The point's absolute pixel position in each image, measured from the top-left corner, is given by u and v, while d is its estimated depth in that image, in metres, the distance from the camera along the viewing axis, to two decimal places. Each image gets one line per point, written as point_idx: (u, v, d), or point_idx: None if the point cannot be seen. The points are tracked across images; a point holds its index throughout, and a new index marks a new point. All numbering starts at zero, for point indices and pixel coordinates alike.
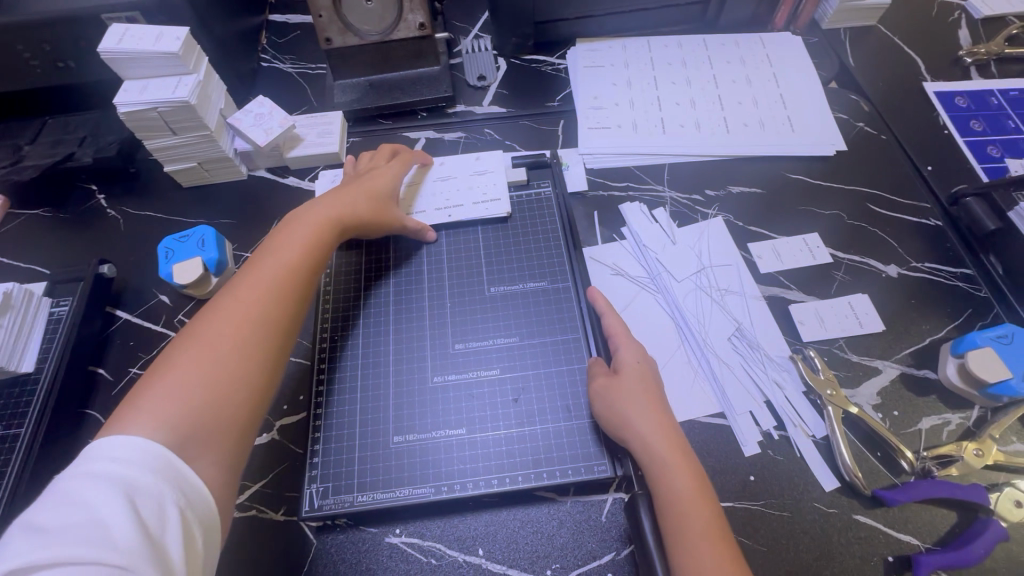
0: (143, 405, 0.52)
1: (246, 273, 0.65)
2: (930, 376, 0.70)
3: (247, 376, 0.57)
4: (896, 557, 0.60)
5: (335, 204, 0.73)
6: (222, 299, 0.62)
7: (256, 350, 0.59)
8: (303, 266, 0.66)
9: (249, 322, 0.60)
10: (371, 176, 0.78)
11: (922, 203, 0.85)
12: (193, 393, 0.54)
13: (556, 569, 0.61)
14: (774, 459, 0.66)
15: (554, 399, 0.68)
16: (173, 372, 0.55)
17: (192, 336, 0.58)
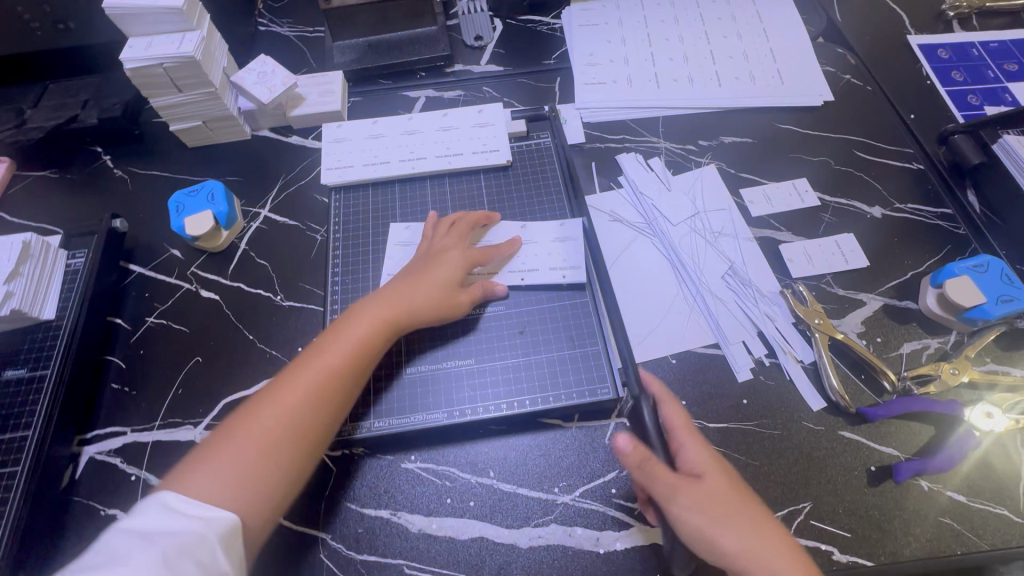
0: (201, 470, 0.54)
1: (315, 349, 0.63)
2: (911, 306, 0.74)
3: (276, 473, 0.56)
4: (877, 466, 0.64)
5: (404, 286, 0.68)
6: (287, 373, 0.61)
7: (288, 460, 0.57)
8: (349, 375, 0.62)
9: (304, 403, 0.59)
10: (436, 262, 0.71)
11: (905, 149, 0.89)
12: (241, 473, 0.54)
13: (564, 487, 0.65)
14: (765, 384, 0.70)
15: (558, 331, 0.72)
16: (232, 443, 0.56)
17: (248, 415, 0.58)
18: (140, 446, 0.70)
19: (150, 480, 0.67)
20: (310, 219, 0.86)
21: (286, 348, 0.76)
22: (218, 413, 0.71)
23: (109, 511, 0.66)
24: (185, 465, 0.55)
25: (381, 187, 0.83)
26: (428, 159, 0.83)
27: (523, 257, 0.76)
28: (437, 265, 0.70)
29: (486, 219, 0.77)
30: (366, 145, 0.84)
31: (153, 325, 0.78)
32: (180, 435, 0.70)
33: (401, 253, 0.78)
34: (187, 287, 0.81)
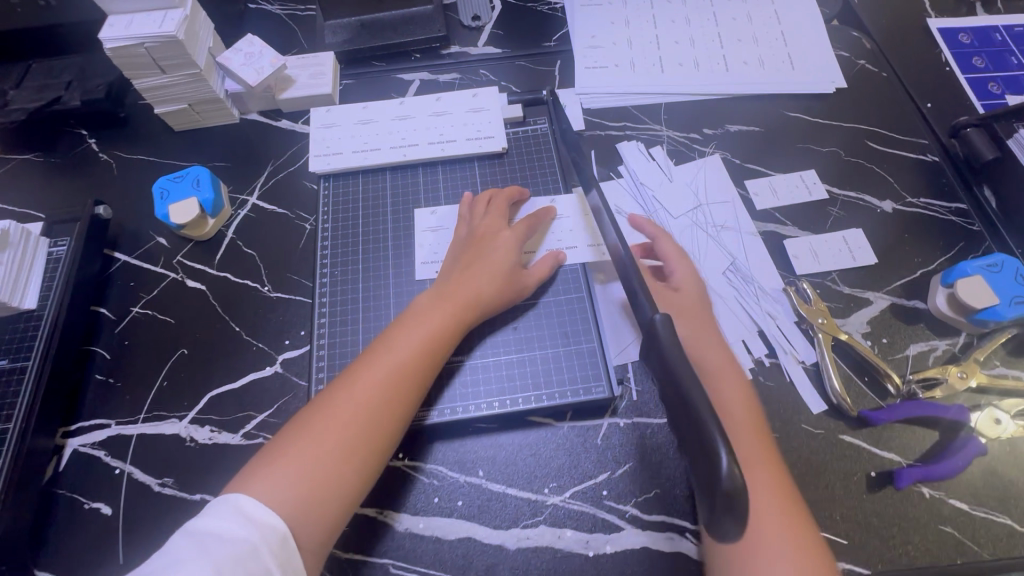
0: (274, 468, 0.53)
1: (380, 347, 0.62)
2: (920, 306, 0.72)
3: (354, 466, 0.55)
4: (878, 472, 0.62)
5: (463, 278, 0.67)
6: (356, 371, 0.60)
7: (366, 451, 0.56)
8: (420, 364, 0.61)
9: (373, 407, 0.57)
10: (494, 246, 0.70)
11: (920, 140, 0.85)
12: (312, 476, 0.53)
13: (554, 487, 0.63)
14: (764, 385, 0.68)
15: (552, 327, 0.70)
16: (303, 442, 0.55)
17: (320, 408, 0.57)
18: (124, 439, 0.68)
19: (133, 474, 0.66)
20: (300, 207, 0.84)
21: (273, 340, 0.74)
22: (203, 407, 0.70)
23: (92, 505, 0.65)
24: (257, 463, 0.54)
25: (371, 175, 0.80)
26: (420, 146, 0.80)
27: (556, 234, 0.76)
28: (487, 254, 0.69)
29: (519, 195, 0.76)
30: (357, 131, 0.81)
31: (138, 315, 0.76)
32: (164, 429, 0.69)
33: (432, 238, 0.76)
34: (173, 277, 0.79)
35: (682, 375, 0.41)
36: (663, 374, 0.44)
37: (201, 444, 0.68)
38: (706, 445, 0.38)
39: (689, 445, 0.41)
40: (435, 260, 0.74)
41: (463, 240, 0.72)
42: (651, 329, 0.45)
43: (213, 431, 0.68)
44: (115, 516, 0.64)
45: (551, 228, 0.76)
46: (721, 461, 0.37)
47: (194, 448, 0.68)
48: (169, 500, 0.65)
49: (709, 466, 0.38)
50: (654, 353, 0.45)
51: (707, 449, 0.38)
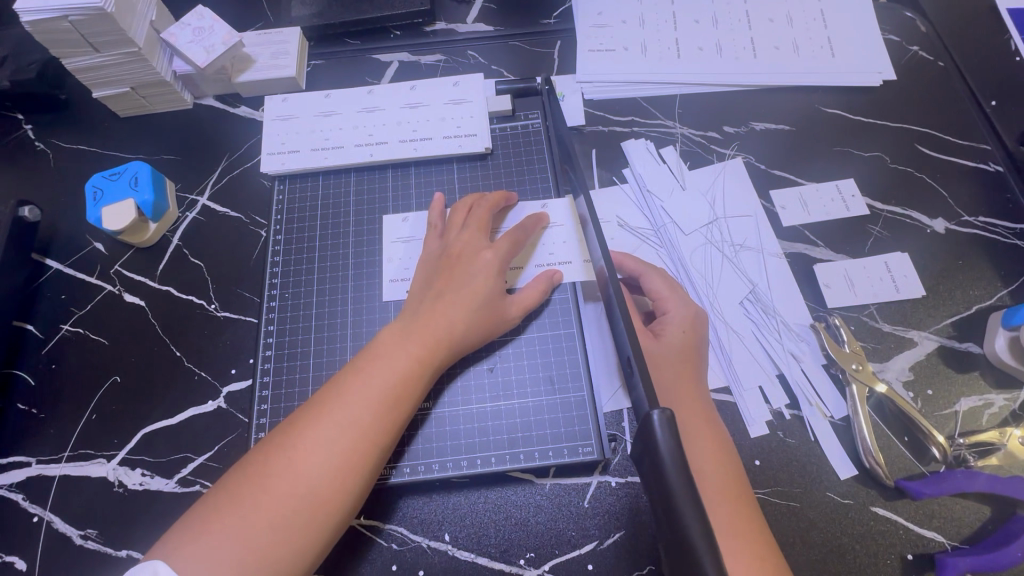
0: (200, 543, 0.43)
1: (336, 387, 0.51)
2: (974, 350, 0.60)
3: (300, 542, 0.45)
4: (916, 555, 0.53)
5: (440, 303, 0.56)
6: (307, 418, 0.49)
7: (315, 523, 0.46)
8: (386, 413, 0.50)
9: (326, 469, 0.47)
10: (477, 264, 0.58)
11: (982, 145, 0.72)
12: (247, 554, 0.43)
13: (531, 559, 0.54)
14: (784, 442, 0.57)
15: (535, 369, 0.60)
16: (237, 510, 0.45)
17: (262, 465, 0.47)
18: (46, 481, 0.60)
19: (53, 523, 0.58)
20: (255, 211, 0.73)
21: (217, 369, 0.64)
22: (136, 446, 0.61)
23: (5, 559, 0.57)
24: (180, 533, 0.44)
25: (334, 176, 0.69)
26: (390, 143, 0.68)
27: (548, 246, 0.65)
28: (469, 272, 0.57)
29: (506, 201, 0.64)
30: (318, 125, 0.70)
31: (68, 334, 0.67)
32: (90, 470, 0.60)
33: (402, 251, 0.65)
34: (109, 289, 0.70)
35: (682, 506, 0.31)
36: (656, 489, 0.33)
37: (131, 490, 0.59)
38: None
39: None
40: (404, 277, 0.64)
41: (438, 254, 0.60)
42: (646, 428, 0.35)
43: (145, 475, 0.60)
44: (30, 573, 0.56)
45: (542, 238, 0.65)
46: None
47: (123, 494, 0.59)
48: (92, 555, 0.57)
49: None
50: (648, 459, 0.34)
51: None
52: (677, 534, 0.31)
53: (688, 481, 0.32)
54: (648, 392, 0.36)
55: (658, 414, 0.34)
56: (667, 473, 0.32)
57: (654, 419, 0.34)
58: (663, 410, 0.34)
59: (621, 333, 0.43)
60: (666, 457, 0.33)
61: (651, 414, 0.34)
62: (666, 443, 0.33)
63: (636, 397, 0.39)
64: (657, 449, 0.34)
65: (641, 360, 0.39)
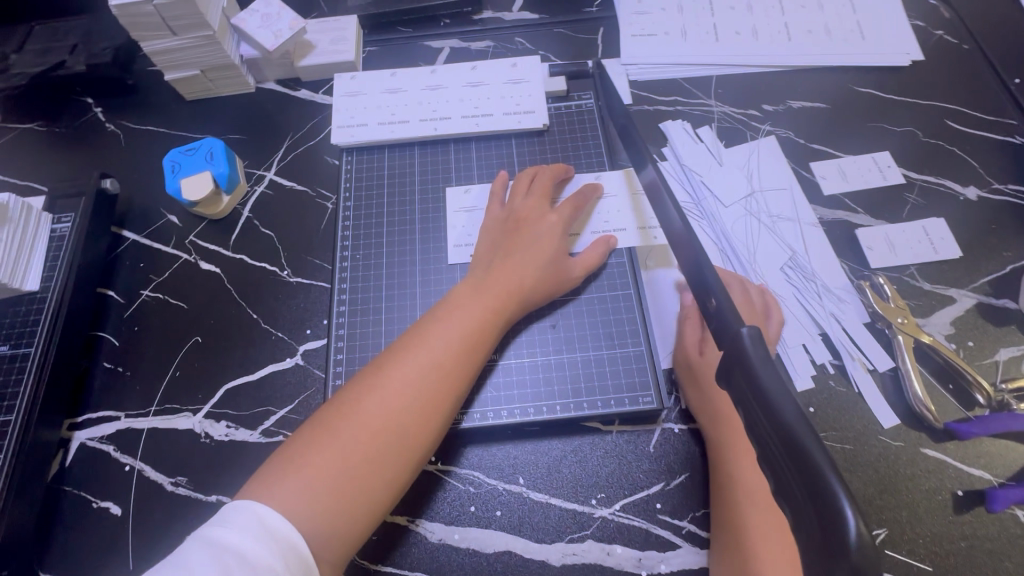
0: (297, 469, 0.46)
1: (417, 335, 0.54)
2: (1010, 306, 0.64)
3: (387, 471, 0.48)
4: (966, 491, 0.56)
5: (510, 262, 0.59)
6: (390, 363, 0.52)
7: (401, 455, 0.49)
8: (462, 359, 0.53)
9: (410, 408, 0.50)
10: (538, 229, 0.61)
11: (1007, 120, 0.76)
12: (341, 482, 0.46)
13: (602, 499, 0.57)
14: (835, 390, 0.61)
15: (594, 326, 0.62)
16: (330, 442, 0.48)
17: (350, 404, 0.50)
18: (136, 433, 0.63)
19: (144, 471, 0.62)
20: (321, 184, 0.77)
21: (293, 329, 0.68)
22: (219, 400, 0.65)
23: (102, 504, 0.60)
24: (276, 465, 0.47)
25: (398, 150, 0.73)
26: (452, 119, 0.72)
27: (603, 214, 0.66)
28: (533, 235, 0.60)
29: (564, 172, 0.67)
30: (383, 101, 0.74)
31: (149, 300, 0.71)
32: (177, 423, 0.64)
33: (465, 220, 0.68)
34: (185, 258, 0.73)
35: (770, 391, 0.32)
36: (742, 392, 0.34)
37: (217, 441, 0.63)
38: (817, 495, 0.27)
39: (775, 481, 0.30)
40: (469, 242, 0.67)
41: (502, 219, 0.63)
42: (733, 344, 0.35)
43: (229, 427, 0.63)
44: (125, 517, 0.60)
45: (597, 208, 0.67)
46: (846, 519, 0.26)
47: (209, 444, 0.62)
48: (183, 500, 0.60)
49: (822, 527, 0.27)
50: (733, 371, 0.35)
51: (820, 498, 0.27)
52: (773, 431, 0.31)
53: (772, 371, 0.33)
54: (733, 313, 0.37)
55: (747, 330, 0.35)
56: (753, 365, 0.33)
57: (742, 335, 0.35)
58: (751, 327, 0.35)
59: (700, 269, 0.43)
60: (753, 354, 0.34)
61: (740, 332, 0.35)
62: (755, 352, 0.34)
63: (716, 327, 0.39)
64: (747, 358, 0.34)
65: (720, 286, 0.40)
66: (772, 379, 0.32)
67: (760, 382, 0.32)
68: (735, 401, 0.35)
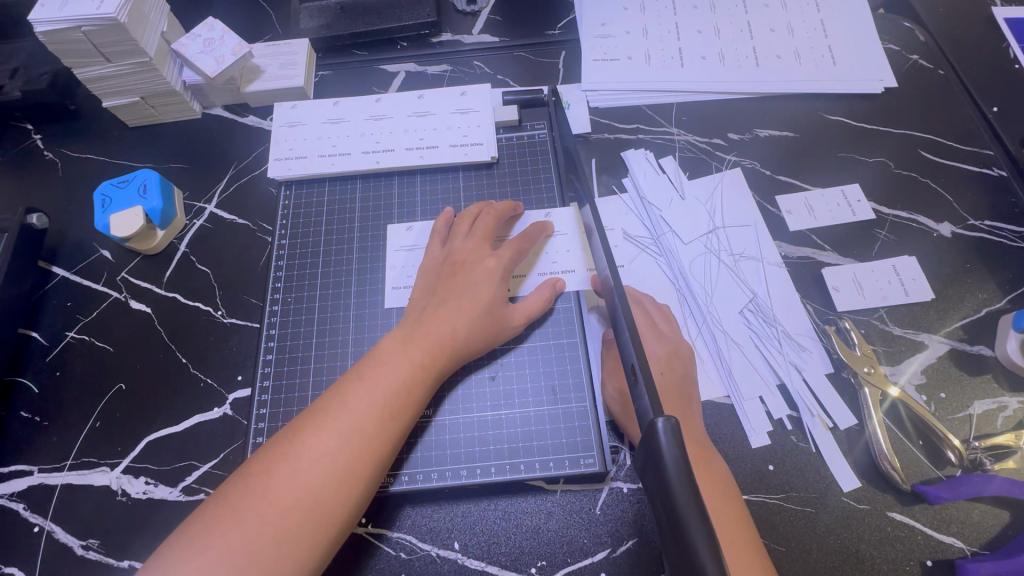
0: (199, 554, 0.42)
1: (339, 395, 0.50)
2: (985, 353, 0.60)
3: (301, 552, 0.44)
4: (935, 560, 0.52)
5: (443, 311, 0.55)
6: (306, 427, 0.48)
7: (317, 533, 0.45)
8: (387, 422, 0.49)
9: (327, 479, 0.46)
10: (477, 274, 0.57)
11: (984, 150, 0.73)
12: (249, 569, 0.42)
13: (543, 568, 0.53)
14: (796, 446, 0.57)
15: (536, 378, 0.58)
16: (237, 521, 0.44)
17: (261, 477, 0.46)
18: (48, 490, 0.59)
19: (55, 533, 0.57)
20: (262, 217, 0.73)
21: (223, 375, 0.64)
22: (140, 453, 0.60)
23: (5, 570, 0.56)
24: (176, 549, 0.43)
25: (341, 183, 0.69)
26: (396, 150, 0.68)
27: (552, 254, 0.63)
28: (470, 281, 0.57)
29: (511, 210, 0.63)
30: (326, 132, 0.70)
31: (74, 342, 0.67)
32: (93, 479, 0.59)
33: (404, 260, 0.65)
34: (115, 296, 0.69)
35: (681, 502, 0.30)
36: (658, 494, 0.33)
37: (134, 499, 0.58)
38: None
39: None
40: (407, 284, 0.63)
41: (440, 261, 0.59)
42: (649, 436, 0.33)
43: (148, 484, 0.59)
44: None
45: (545, 247, 0.63)
46: None
47: (126, 503, 0.58)
48: (93, 565, 0.56)
49: None
50: (650, 467, 0.33)
51: None
52: (681, 548, 0.30)
53: (687, 478, 0.31)
54: (653, 403, 0.36)
55: (663, 422, 0.33)
56: (668, 470, 0.32)
57: (658, 428, 0.33)
58: (668, 418, 0.33)
59: (626, 344, 0.42)
60: (667, 454, 0.32)
61: (656, 422, 0.33)
62: (671, 453, 0.32)
63: (641, 407, 0.38)
64: (660, 457, 0.32)
65: (645, 365, 0.38)
66: (683, 486, 0.31)
67: (671, 486, 0.31)
68: (649, 493, 0.34)
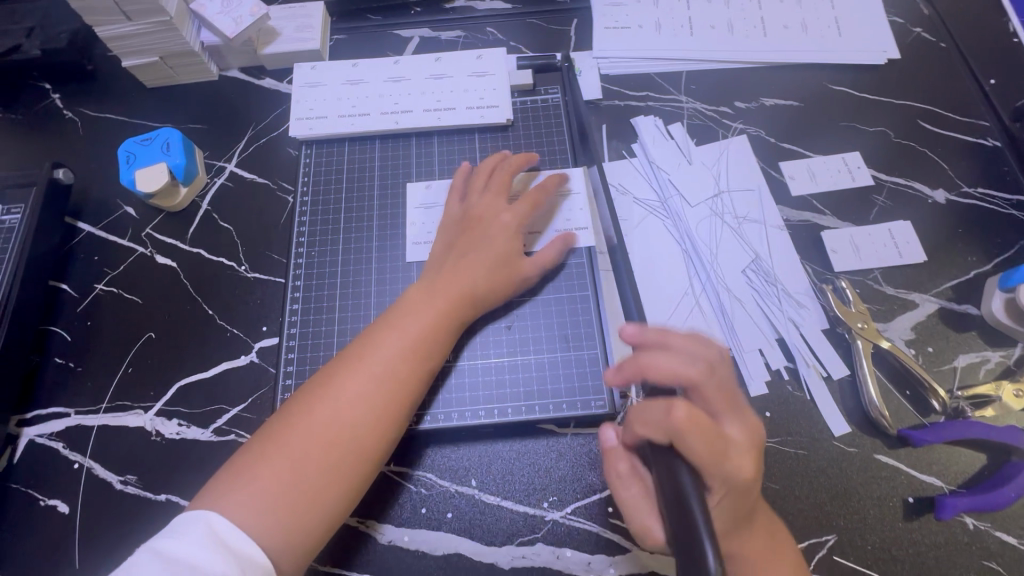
0: (247, 483, 0.46)
1: (366, 343, 0.53)
2: (972, 311, 0.64)
3: (342, 482, 0.48)
4: (916, 498, 0.56)
5: (463, 263, 0.58)
6: (339, 372, 0.51)
7: (354, 466, 0.48)
8: (414, 367, 0.52)
9: (361, 417, 0.49)
10: (495, 227, 0.60)
11: (981, 122, 0.75)
12: (294, 497, 0.46)
13: (554, 502, 0.57)
14: (791, 395, 0.60)
15: (549, 329, 0.62)
16: (279, 455, 0.47)
17: (299, 416, 0.49)
18: (86, 430, 0.63)
19: (94, 469, 0.61)
20: (282, 177, 0.75)
21: (249, 326, 0.67)
22: (172, 398, 0.64)
23: (49, 502, 0.59)
24: (223, 479, 0.47)
25: (360, 143, 0.72)
26: (414, 112, 0.70)
27: (564, 212, 0.65)
28: (488, 235, 0.59)
29: (527, 163, 0.65)
30: (344, 93, 0.72)
31: (103, 294, 0.69)
32: (129, 421, 0.63)
33: (423, 217, 0.67)
34: (141, 252, 0.72)
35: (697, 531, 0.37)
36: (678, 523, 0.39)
37: (168, 439, 0.62)
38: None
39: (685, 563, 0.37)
40: (427, 240, 0.66)
41: (458, 217, 0.62)
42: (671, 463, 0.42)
43: (181, 425, 0.62)
44: (73, 515, 0.59)
45: (557, 205, 0.66)
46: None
47: (160, 443, 0.62)
48: (132, 499, 0.59)
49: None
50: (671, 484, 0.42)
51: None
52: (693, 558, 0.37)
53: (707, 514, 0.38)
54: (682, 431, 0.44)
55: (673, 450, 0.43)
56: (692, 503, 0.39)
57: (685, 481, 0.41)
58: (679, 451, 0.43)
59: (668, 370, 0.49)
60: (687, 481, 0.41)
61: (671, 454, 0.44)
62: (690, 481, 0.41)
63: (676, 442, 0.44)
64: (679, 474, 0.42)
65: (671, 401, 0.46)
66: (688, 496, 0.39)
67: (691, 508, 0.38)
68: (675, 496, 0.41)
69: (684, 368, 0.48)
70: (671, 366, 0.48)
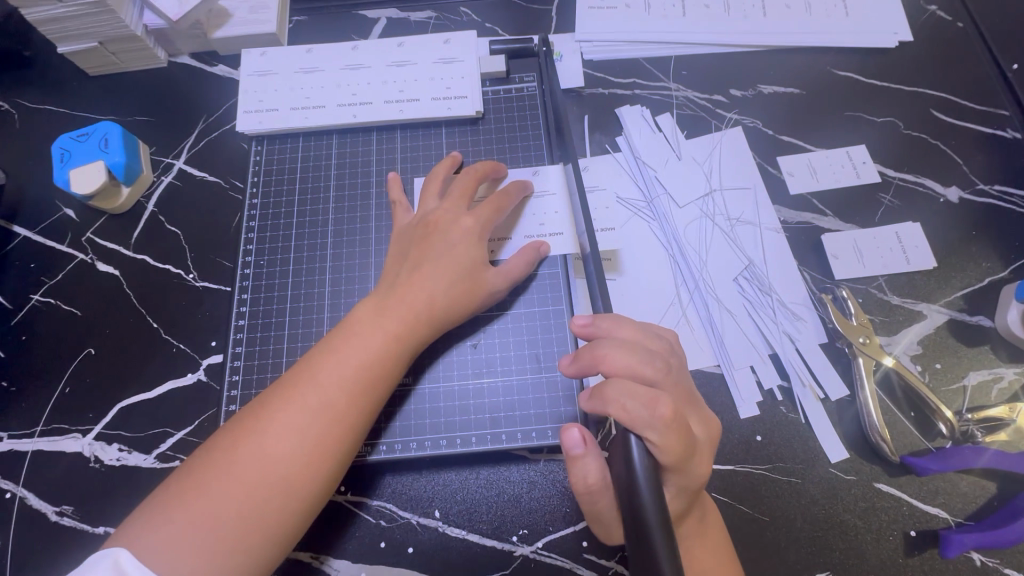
0: (167, 523, 0.41)
1: (309, 366, 0.48)
2: (984, 324, 0.58)
3: (273, 524, 0.43)
4: (919, 531, 0.51)
5: (416, 276, 0.52)
6: (277, 398, 0.46)
7: (288, 506, 0.43)
8: (360, 394, 0.47)
9: (298, 450, 0.44)
10: (451, 236, 0.54)
11: (999, 111, 0.68)
12: (217, 541, 0.41)
13: (524, 536, 0.52)
14: (785, 417, 0.55)
15: (520, 346, 0.56)
16: (203, 493, 0.42)
17: (228, 449, 0.44)
18: (19, 456, 0.58)
19: (27, 499, 0.56)
20: (234, 175, 0.69)
21: (196, 341, 0.61)
22: (113, 420, 0.59)
23: None
24: (143, 517, 0.42)
25: (317, 139, 0.65)
26: (374, 104, 0.64)
27: (537, 215, 0.59)
28: (446, 243, 0.53)
29: (492, 172, 0.58)
30: (297, 82, 0.65)
31: (40, 305, 0.64)
32: (66, 446, 0.58)
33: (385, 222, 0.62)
34: (81, 258, 0.66)
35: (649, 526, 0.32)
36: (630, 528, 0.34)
37: (108, 465, 0.57)
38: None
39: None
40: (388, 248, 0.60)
41: (412, 225, 0.56)
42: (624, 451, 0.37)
43: (122, 451, 0.57)
44: (4, 550, 0.54)
45: (528, 207, 0.60)
46: None
47: (99, 470, 0.57)
48: (68, 531, 0.55)
49: None
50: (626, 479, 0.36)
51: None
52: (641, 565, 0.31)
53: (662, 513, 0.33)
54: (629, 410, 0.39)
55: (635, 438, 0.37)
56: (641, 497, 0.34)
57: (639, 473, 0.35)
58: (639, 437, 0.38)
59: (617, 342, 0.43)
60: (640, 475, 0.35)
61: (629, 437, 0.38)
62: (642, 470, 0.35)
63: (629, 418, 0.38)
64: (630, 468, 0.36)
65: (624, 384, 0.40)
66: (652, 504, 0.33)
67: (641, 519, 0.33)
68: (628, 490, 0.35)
69: (638, 363, 0.43)
70: (627, 362, 0.43)
